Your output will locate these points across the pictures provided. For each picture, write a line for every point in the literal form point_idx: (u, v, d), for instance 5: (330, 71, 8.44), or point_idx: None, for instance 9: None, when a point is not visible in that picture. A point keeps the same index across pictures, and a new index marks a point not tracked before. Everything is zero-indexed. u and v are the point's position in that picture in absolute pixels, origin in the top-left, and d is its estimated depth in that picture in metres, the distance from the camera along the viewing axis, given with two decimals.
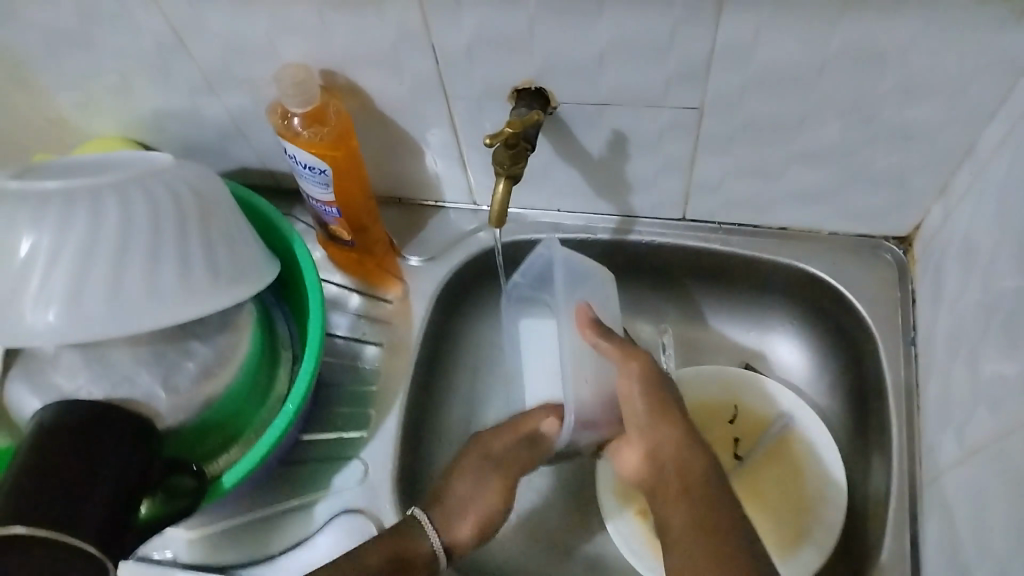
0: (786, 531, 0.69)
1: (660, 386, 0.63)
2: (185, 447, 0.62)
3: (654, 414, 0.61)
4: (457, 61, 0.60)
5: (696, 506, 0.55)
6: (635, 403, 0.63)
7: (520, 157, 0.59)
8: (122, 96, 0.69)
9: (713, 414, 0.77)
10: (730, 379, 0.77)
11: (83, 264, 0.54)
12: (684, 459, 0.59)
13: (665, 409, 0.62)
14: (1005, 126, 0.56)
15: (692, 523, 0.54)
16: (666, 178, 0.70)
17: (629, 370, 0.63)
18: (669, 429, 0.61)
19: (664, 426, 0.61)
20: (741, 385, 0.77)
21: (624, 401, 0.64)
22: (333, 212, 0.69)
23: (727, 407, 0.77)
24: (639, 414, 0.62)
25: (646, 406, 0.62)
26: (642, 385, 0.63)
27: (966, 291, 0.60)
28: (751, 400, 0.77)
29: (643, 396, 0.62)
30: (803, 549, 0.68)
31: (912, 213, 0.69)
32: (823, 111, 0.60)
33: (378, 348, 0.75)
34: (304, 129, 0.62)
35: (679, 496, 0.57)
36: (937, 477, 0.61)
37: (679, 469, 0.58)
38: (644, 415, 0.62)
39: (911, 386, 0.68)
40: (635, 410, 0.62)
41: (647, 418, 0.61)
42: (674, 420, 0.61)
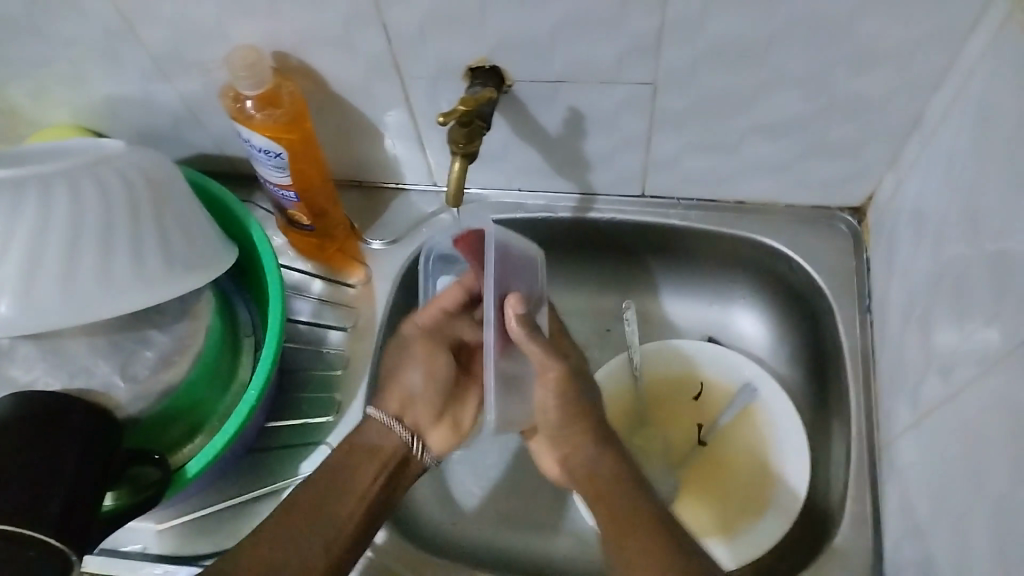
0: (722, 521, 0.71)
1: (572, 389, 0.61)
2: (148, 437, 0.61)
3: (566, 420, 0.61)
4: (410, 41, 0.60)
5: (615, 501, 0.58)
6: (548, 405, 0.61)
7: (475, 135, 0.59)
8: (71, 84, 0.68)
9: (674, 396, 0.78)
10: (700, 367, 0.78)
11: (34, 254, 0.54)
12: (593, 464, 0.61)
13: (577, 419, 0.61)
14: (950, 93, 0.57)
15: (613, 519, 0.57)
16: (624, 155, 0.71)
17: (545, 381, 0.60)
18: (582, 439, 0.62)
19: (575, 433, 0.62)
20: (714, 373, 0.78)
21: (540, 407, 0.62)
22: (291, 196, 0.69)
23: (694, 389, 0.78)
24: (553, 421, 0.62)
25: (559, 414, 0.61)
26: (556, 396, 0.61)
27: (918, 259, 0.61)
28: (726, 387, 0.77)
29: (555, 405, 0.61)
30: (741, 537, 0.69)
31: (865, 183, 0.71)
32: (774, 83, 0.61)
33: (342, 332, 0.75)
34: (257, 112, 0.62)
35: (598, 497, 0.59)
36: (894, 440, 0.63)
37: (591, 475, 0.61)
38: (556, 423, 0.62)
39: (867, 353, 0.69)
40: (547, 417, 0.62)
41: (561, 424, 0.62)
42: (585, 429, 0.61)
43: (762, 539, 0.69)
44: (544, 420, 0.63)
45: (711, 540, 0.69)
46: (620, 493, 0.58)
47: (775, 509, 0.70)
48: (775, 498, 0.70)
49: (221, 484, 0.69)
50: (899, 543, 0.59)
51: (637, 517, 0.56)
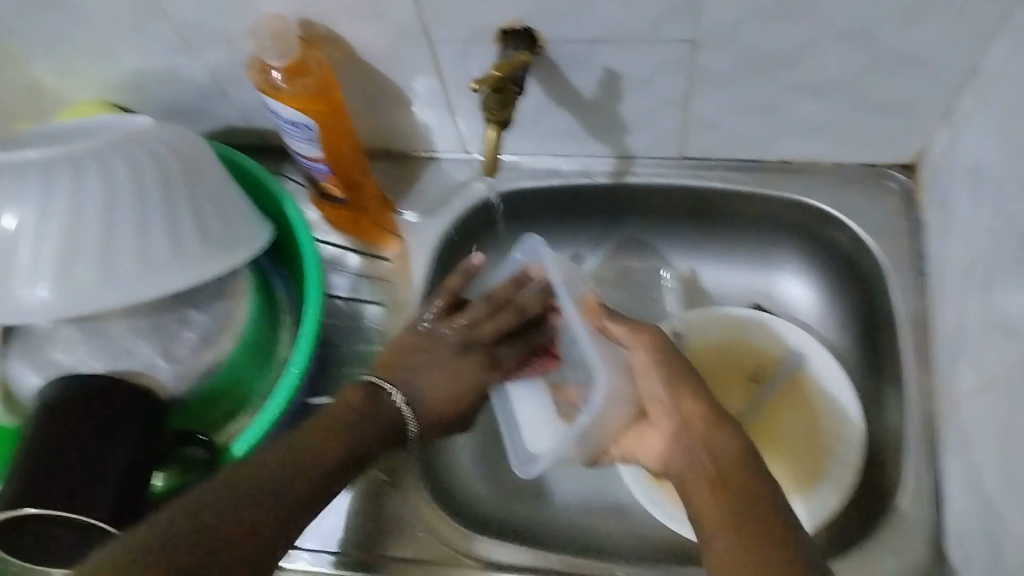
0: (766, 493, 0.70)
1: (673, 359, 0.60)
2: (193, 418, 0.62)
3: (671, 381, 0.59)
4: (440, 4, 0.58)
5: (741, 486, 0.52)
6: (654, 380, 0.60)
7: (507, 102, 0.58)
8: (100, 62, 0.67)
9: (729, 363, 0.77)
10: (745, 344, 0.76)
11: (70, 238, 0.53)
12: (714, 438, 0.56)
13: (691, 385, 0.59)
14: (1009, 41, 0.54)
15: (724, 500, 0.52)
16: (662, 116, 0.68)
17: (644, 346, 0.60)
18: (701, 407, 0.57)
19: (688, 405, 0.58)
20: (750, 342, 0.76)
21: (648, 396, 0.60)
22: (323, 168, 0.68)
23: (750, 372, 0.76)
24: (660, 396, 0.60)
25: (667, 375, 0.59)
26: (661, 373, 0.59)
27: (975, 217, 0.59)
28: (774, 366, 0.75)
29: (658, 360, 0.60)
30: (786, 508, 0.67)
31: (917, 137, 0.68)
32: (821, 37, 0.58)
33: (380, 306, 0.74)
34: (285, 83, 0.60)
35: (717, 483, 0.53)
36: (954, 408, 0.61)
37: (708, 449, 0.55)
38: (665, 391, 0.59)
39: (925, 317, 0.67)
40: (651, 392, 0.60)
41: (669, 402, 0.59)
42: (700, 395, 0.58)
43: (811, 509, 0.67)
44: (650, 387, 0.60)
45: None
46: (741, 469, 0.53)
47: (831, 485, 0.67)
48: (833, 471, 0.68)
49: None
50: (962, 517, 0.57)
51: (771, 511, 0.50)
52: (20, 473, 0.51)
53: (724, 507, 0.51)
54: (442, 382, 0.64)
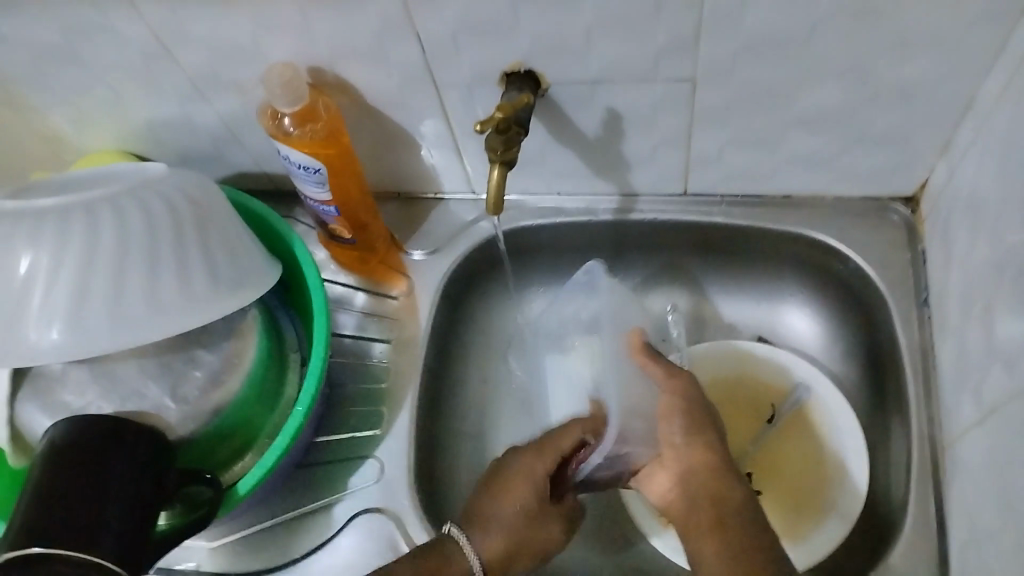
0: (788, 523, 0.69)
1: (698, 412, 0.62)
2: (200, 458, 0.62)
3: (688, 428, 0.61)
4: (444, 49, 0.59)
5: (740, 536, 0.55)
6: (671, 423, 0.62)
7: (513, 142, 0.59)
8: (114, 110, 0.69)
9: (742, 399, 0.76)
10: (758, 381, 0.76)
11: (81, 280, 0.54)
12: (726, 488, 0.58)
13: (708, 437, 0.61)
14: (1003, 76, 0.55)
15: (725, 551, 0.54)
16: (664, 154, 0.69)
17: (671, 388, 0.62)
18: (710, 456, 0.60)
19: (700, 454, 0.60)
20: (761, 380, 0.76)
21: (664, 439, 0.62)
22: (332, 212, 0.69)
23: (764, 412, 0.75)
24: (670, 441, 0.62)
25: (686, 425, 0.61)
26: (682, 419, 0.61)
27: (976, 250, 0.59)
28: (790, 407, 0.74)
29: (682, 410, 0.62)
30: (808, 540, 0.67)
31: (917, 172, 0.68)
32: (817, 75, 0.59)
33: (386, 344, 0.75)
34: (295, 128, 0.62)
35: (719, 534, 0.56)
36: (957, 439, 0.61)
37: (714, 499, 0.58)
38: (679, 436, 0.61)
39: (927, 348, 0.67)
40: (666, 436, 0.62)
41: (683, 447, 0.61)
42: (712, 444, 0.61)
43: (827, 542, 0.67)
44: (663, 430, 0.62)
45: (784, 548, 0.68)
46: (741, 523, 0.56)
47: (839, 521, 0.67)
48: (842, 507, 0.68)
49: (272, 500, 0.69)
50: (966, 549, 0.57)
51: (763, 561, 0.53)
52: (26, 515, 0.51)
53: (725, 555, 0.54)
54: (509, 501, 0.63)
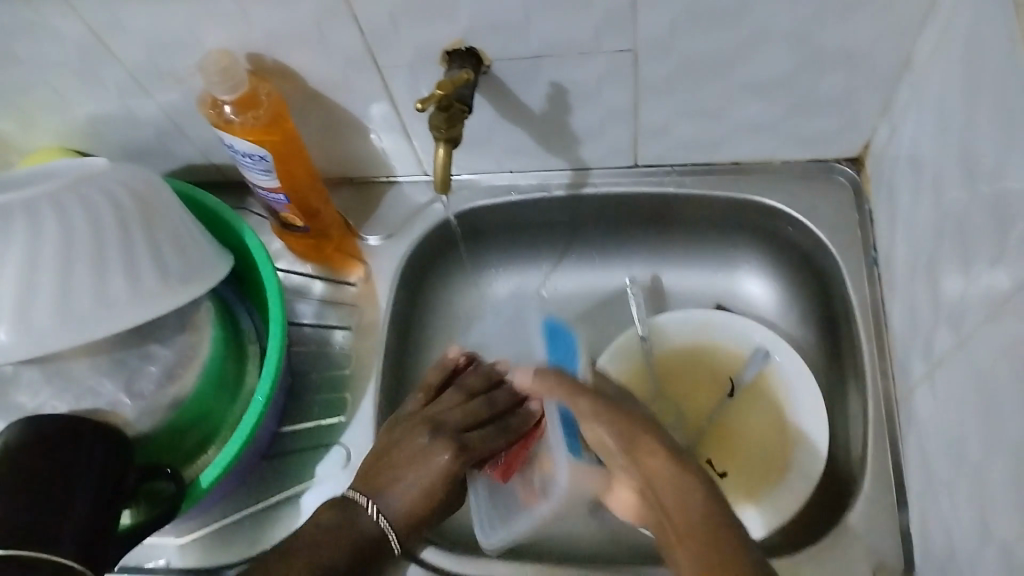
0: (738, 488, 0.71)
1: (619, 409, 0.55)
2: (161, 452, 0.62)
3: (622, 438, 0.53)
4: (383, 30, 0.59)
5: (693, 525, 0.49)
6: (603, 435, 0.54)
7: (456, 119, 0.59)
8: (54, 107, 0.68)
9: (700, 373, 0.77)
10: (707, 352, 0.77)
11: (26, 281, 0.53)
12: (670, 476, 0.52)
13: (626, 430, 0.53)
14: (935, 32, 0.56)
15: (698, 559, 0.47)
16: (612, 126, 0.70)
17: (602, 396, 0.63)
18: (641, 453, 0.53)
19: (648, 457, 0.52)
20: (711, 347, 0.77)
21: (582, 422, 0.55)
22: (281, 199, 0.68)
23: (725, 388, 0.76)
24: (612, 449, 0.54)
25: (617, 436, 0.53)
26: (606, 419, 0.54)
27: (918, 205, 0.60)
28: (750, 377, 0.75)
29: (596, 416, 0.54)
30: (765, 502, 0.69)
31: (860, 133, 0.69)
32: (757, 40, 0.60)
33: (347, 331, 0.75)
34: (236, 116, 0.61)
35: (678, 524, 0.50)
36: (909, 392, 0.62)
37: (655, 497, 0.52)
38: (615, 449, 0.54)
39: (877, 306, 0.68)
40: (600, 443, 0.54)
41: (626, 457, 0.53)
42: (640, 440, 0.53)
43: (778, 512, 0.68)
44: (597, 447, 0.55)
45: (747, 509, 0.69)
46: (710, 524, 0.49)
47: (804, 478, 0.68)
48: (803, 464, 0.69)
49: (241, 491, 0.69)
50: (923, 498, 0.58)
51: (684, 509, 0.50)
52: None
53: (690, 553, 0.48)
54: (417, 484, 0.59)
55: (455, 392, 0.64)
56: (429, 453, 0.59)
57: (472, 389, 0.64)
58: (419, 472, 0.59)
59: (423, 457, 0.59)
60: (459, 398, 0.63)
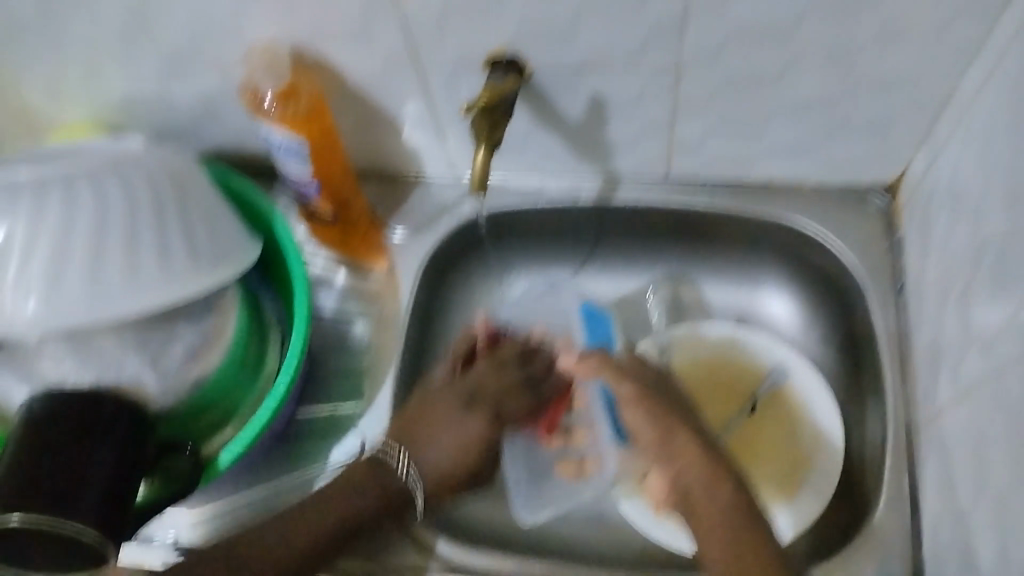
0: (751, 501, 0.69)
1: (658, 399, 0.59)
2: (179, 429, 0.61)
3: (661, 429, 0.57)
4: (430, 27, 0.59)
5: (731, 529, 0.53)
6: (645, 429, 0.58)
7: (499, 124, 0.59)
8: (92, 83, 0.67)
9: (720, 384, 0.76)
10: (725, 363, 0.77)
11: (60, 253, 0.54)
12: (706, 479, 0.55)
13: (671, 428, 0.57)
14: (984, 66, 0.56)
15: (729, 542, 0.53)
16: (647, 139, 0.70)
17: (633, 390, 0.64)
18: (683, 450, 0.56)
19: (682, 447, 0.57)
20: (729, 362, 0.77)
21: (624, 406, 0.59)
22: (313, 192, 0.68)
23: (747, 406, 0.75)
24: (650, 438, 0.58)
25: (655, 430, 0.57)
26: (644, 409, 0.58)
27: (953, 237, 0.60)
28: (773, 396, 0.74)
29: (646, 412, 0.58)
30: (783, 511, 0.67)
31: (896, 161, 0.69)
32: (803, 62, 0.60)
33: (367, 323, 0.74)
34: (277, 107, 0.61)
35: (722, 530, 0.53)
36: (931, 423, 0.62)
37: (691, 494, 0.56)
38: (653, 440, 0.58)
39: (903, 335, 0.68)
40: (637, 427, 0.58)
41: (659, 444, 0.57)
42: (683, 433, 0.57)
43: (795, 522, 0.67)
44: (634, 427, 0.59)
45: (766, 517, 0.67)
46: (737, 517, 0.54)
47: (818, 496, 0.68)
48: (819, 483, 0.68)
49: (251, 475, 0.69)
50: (940, 529, 0.58)
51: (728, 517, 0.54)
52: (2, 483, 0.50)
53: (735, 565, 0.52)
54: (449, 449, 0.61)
55: (489, 364, 0.66)
56: (465, 421, 0.62)
57: (506, 359, 0.68)
58: (443, 435, 0.61)
59: (457, 424, 0.62)
60: (495, 368, 0.66)
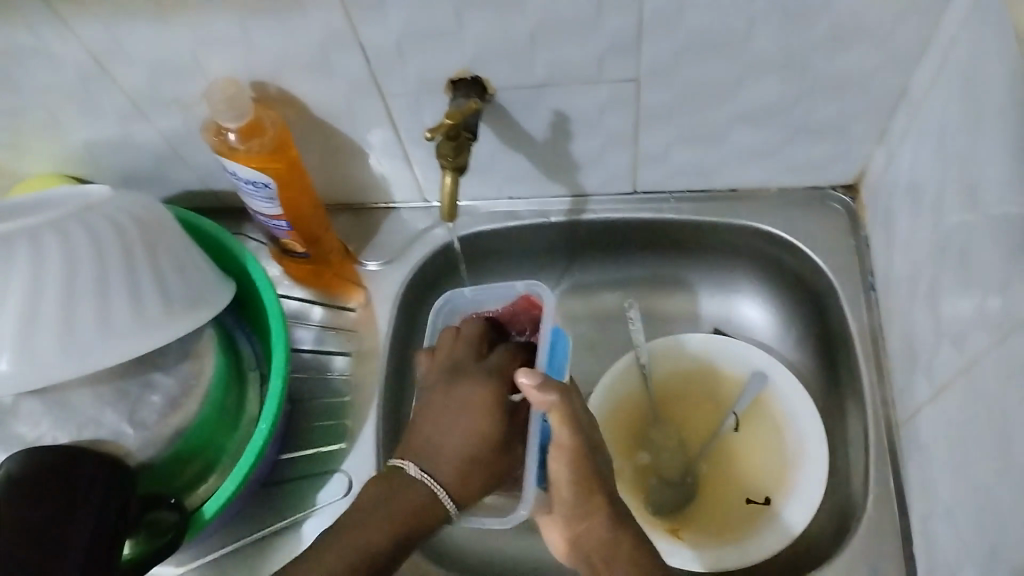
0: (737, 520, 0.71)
1: (590, 462, 0.57)
2: (162, 481, 0.61)
3: (580, 492, 0.57)
4: (389, 58, 0.59)
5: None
6: (563, 479, 0.57)
7: (463, 148, 0.59)
8: (54, 135, 0.67)
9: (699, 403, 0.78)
10: (697, 377, 0.78)
11: (30, 310, 0.53)
12: (612, 547, 0.56)
13: (591, 491, 0.57)
14: (933, 65, 0.58)
15: None
16: (613, 152, 0.70)
17: (559, 452, 0.57)
18: (596, 517, 0.57)
19: (592, 512, 0.57)
20: (706, 376, 0.78)
21: (553, 453, 0.57)
22: (283, 225, 0.68)
23: (728, 423, 0.76)
24: (567, 498, 0.58)
25: (573, 490, 0.57)
26: (571, 463, 0.56)
27: (917, 230, 0.61)
28: (751, 421, 0.75)
29: (570, 476, 0.57)
30: (747, 537, 0.69)
31: (856, 161, 0.71)
32: (757, 70, 0.61)
33: (347, 357, 0.74)
34: (241, 144, 0.61)
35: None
36: (909, 415, 0.63)
37: (605, 560, 0.56)
38: (569, 498, 0.57)
39: (876, 331, 0.69)
40: (557, 476, 0.57)
41: (577, 499, 0.57)
42: (599, 504, 0.57)
43: (775, 539, 0.68)
44: (554, 474, 0.58)
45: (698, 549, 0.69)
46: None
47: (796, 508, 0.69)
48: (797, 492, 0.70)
49: (238, 521, 0.68)
50: (927, 521, 0.59)
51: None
52: None
53: None
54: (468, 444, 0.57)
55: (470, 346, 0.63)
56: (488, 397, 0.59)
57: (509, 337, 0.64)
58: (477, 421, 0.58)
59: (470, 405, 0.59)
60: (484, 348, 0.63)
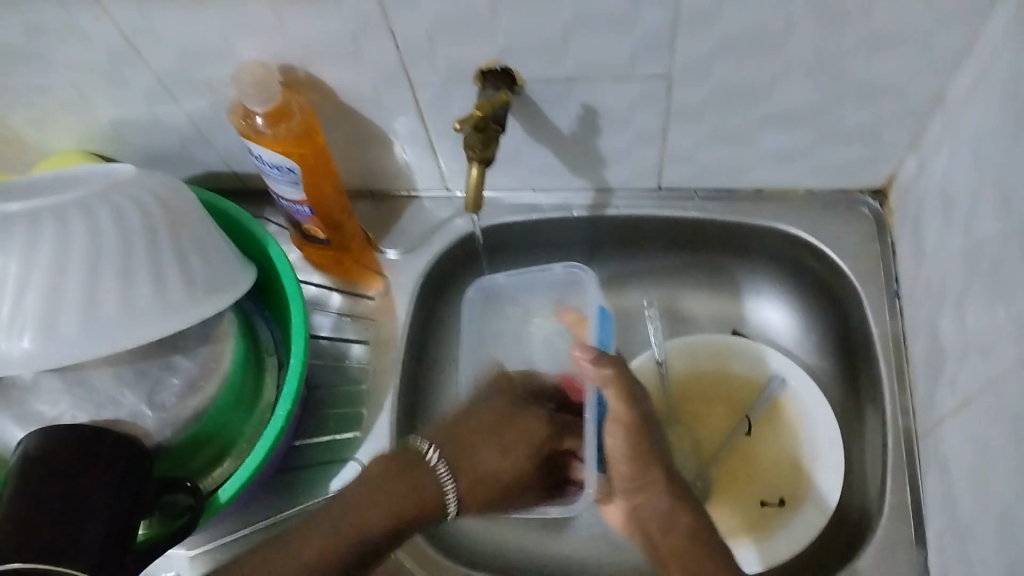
0: (755, 518, 0.71)
1: (645, 437, 0.59)
2: (177, 464, 0.61)
3: (636, 465, 0.59)
4: (419, 46, 0.59)
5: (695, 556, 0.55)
6: (617, 451, 0.59)
7: (491, 140, 0.59)
8: (80, 112, 0.67)
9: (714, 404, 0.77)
10: (714, 377, 0.78)
11: (52, 289, 0.53)
12: (668, 517, 0.57)
13: (644, 464, 0.59)
14: (972, 72, 0.57)
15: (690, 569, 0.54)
16: (639, 149, 0.70)
17: (614, 426, 0.60)
18: (653, 489, 0.58)
19: (648, 485, 0.58)
20: (723, 375, 0.78)
21: (608, 427, 0.60)
22: (306, 211, 0.68)
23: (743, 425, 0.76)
24: (624, 472, 0.59)
25: (628, 464, 0.59)
26: (625, 436, 0.59)
27: (947, 239, 0.60)
28: (770, 418, 0.75)
29: (624, 449, 0.59)
30: (775, 536, 0.69)
31: (886, 165, 0.70)
32: (790, 71, 0.60)
33: (364, 345, 0.74)
34: (268, 128, 0.61)
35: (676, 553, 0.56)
36: (931, 425, 0.62)
37: (664, 529, 0.57)
38: (627, 473, 0.59)
39: (899, 339, 0.68)
40: (614, 450, 0.60)
41: (634, 473, 0.59)
42: (655, 477, 0.58)
43: (800, 536, 0.69)
44: (610, 447, 0.60)
45: (745, 545, 0.70)
46: (694, 546, 0.55)
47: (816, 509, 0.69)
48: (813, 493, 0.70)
49: (251, 505, 0.68)
50: (945, 533, 0.59)
51: (680, 545, 0.56)
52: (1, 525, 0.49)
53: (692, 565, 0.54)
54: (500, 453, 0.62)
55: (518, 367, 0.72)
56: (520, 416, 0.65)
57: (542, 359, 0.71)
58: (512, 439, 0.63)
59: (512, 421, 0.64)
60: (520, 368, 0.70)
